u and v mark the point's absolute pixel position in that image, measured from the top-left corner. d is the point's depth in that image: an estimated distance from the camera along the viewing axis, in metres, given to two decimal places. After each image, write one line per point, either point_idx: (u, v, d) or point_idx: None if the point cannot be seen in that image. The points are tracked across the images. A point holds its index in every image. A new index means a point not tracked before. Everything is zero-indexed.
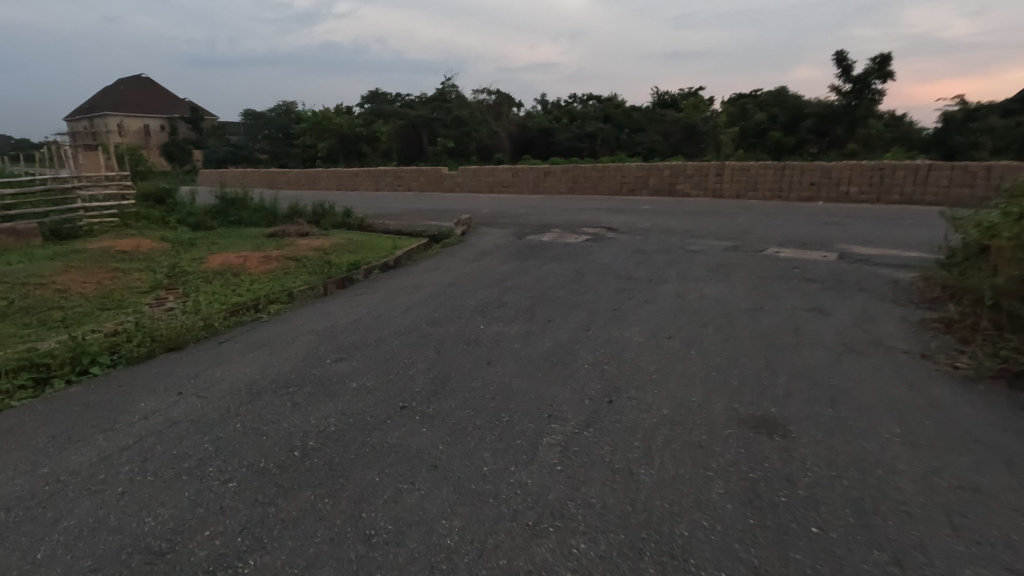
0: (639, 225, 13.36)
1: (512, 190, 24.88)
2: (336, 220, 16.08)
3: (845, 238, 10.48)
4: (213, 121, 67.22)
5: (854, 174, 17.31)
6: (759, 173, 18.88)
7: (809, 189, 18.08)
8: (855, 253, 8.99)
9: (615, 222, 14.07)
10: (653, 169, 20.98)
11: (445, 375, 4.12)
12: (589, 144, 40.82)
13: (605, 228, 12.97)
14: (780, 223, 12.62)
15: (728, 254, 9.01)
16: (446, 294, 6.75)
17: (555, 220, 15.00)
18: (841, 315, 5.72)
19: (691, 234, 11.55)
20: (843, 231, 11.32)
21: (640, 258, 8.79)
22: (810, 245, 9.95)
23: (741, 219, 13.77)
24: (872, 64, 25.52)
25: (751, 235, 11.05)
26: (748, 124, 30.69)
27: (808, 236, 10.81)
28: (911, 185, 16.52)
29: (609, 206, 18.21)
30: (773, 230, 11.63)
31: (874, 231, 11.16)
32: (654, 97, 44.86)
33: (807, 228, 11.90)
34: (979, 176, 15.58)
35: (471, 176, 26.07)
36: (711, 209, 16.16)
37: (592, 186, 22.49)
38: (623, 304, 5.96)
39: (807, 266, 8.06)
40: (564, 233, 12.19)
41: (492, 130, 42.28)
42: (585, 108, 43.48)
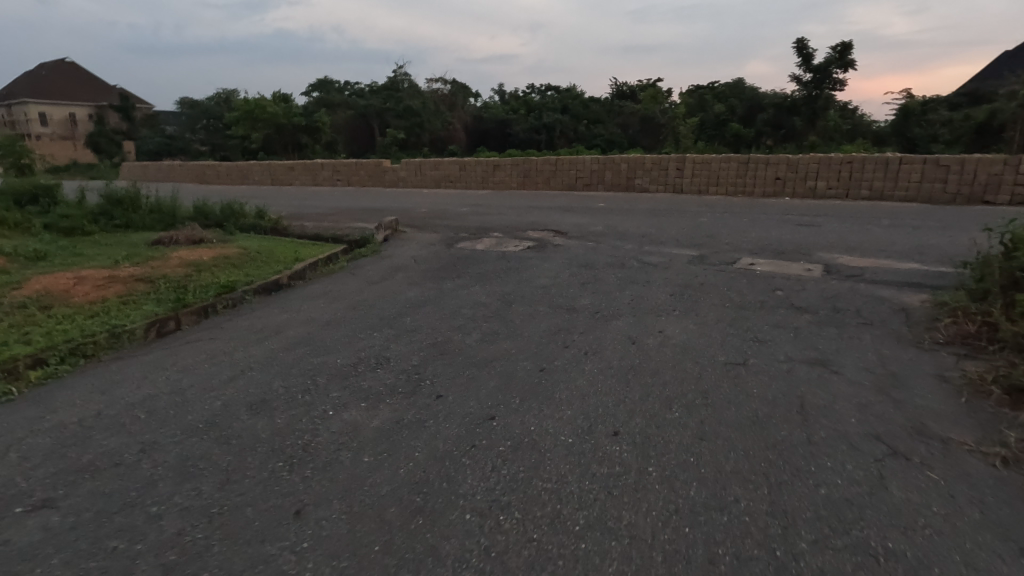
0: (591, 226, 11.71)
1: (459, 185, 22.90)
2: (245, 221, 13.83)
3: (822, 243, 9.07)
4: (147, 111, 62.44)
5: (821, 168, 16.12)
6: (721, 167, 17.52)
7: (773, 184, 16.83)
8: (840, 266, 7.52)
9: (563, 222, 12.42)
10: (610, 162, 19.41)
11: (200, 556, 2.24)
12: (547, 136, 39.26)
13: (553, 232, 11.26)
14: (747, 224, 11.21)
15: (693, 268, 7.38)
16: (312, 340, 4.84)
17: (500, 221, 13.25)
18: (853, 369, 4.10)
19: (648, 239, 9.94)
20: (818, 234, 9.93)
21: (585, 274, 7.09)
22: (785, 253, 8.46)
23: (704, 219, 12.35)
24: (833, 53, 24.48)
25: (717, 241, 9.51)
26: (706, 116, 29.64)
27: (782, 241, 9.34)
28: (880, 180, 15.42)
29: (562, 203, 16.55)
30: (741, 234, 10.13)
31: (852, 234, 9.84)
32: (613, 88, 43.62)
33: (777, 230, 10.49)
34: (952, 170, 14.54)
35: (414, 170, 23.99)
36: (671, 207, 14.67)
37: (544, 181, 20.78)
38: (551, 360, 4.18)
39: (790, 284, 6.50)
40: (503, 240, 10.42)
41: (445, 121, 40.13)
42: (542, 99, 41.81)
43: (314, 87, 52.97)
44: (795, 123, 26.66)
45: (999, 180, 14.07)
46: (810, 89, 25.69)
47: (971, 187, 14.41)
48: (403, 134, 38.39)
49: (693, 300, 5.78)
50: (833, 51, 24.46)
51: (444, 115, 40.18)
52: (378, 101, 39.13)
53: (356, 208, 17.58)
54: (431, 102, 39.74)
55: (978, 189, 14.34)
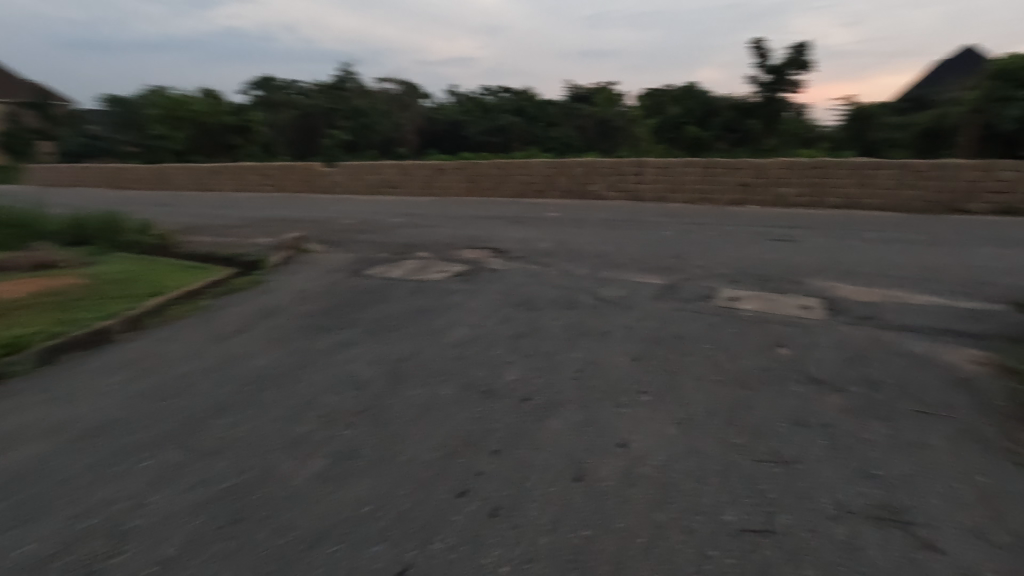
0: (538, 243, 9.90)
1: (399, 191, 20.78)
2: (123, 237, 11.37)
3: (810, 266, 7.51)
4: (67, 108, 57.22)
5: (788, 174, 14.86)
6: (683, 172, 16.07)
7: (738, 191, 15.48)
8: (844, 301, 5.88)
9: (505, 237, 10.59)
10: (563, 166, 17.73)
11: None
12: (502, 138, 37.60)
13: (492, 250, 9.39)
14: (716, 240, 9.64)
15: (661, 307, 5.61)
16: (28, 485, 2.80)
17: (435, 235, 11.31)
18: (948, 533, 2.38)
19: (603, 262, 8.16)
20: (800, 253, 8.39)
21: (518, 322, 5.22)
22: (771, 281, 6.82)
23: (666, 232, 10.77)
24: (792, 54, 23.58)
25: (684, 264, 7.86)
26: (663, 118, 28.54)
27: (763, 263, 7.74)
28: (851, 187, 14.25)
29: (509, 212, 14.77)
30: (713, 253, 8.47)
31: (840, 253, 8.35)
32: (569, 90, 42.45)
33: (752, 247, 8.93)
34: (927, 176, 13.47)
35: (350, 174, 21.76)
36: (631, 218, 13.07)
37: (492, 186, 18.93)
38: (428, 540, 2.31)
39: (791, 334, 4.78)
40: (430, 263, 8.50)
41: (395, 122, 37.84)
42: (497, 101, 40.20)
43: (255, 85, 49.71)
44: (753, 127, 25.79)
45: (976, 187, 13.08)
46: (769, 91, 24.78)
47: (946, 195, 13.38)
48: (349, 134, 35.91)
49: (668, 371, 3.98)
50: (792, 51, 23.57)
51: (394, 116, 37.84)
52: (323, 100, 36.44)
53: (275, 218, 15.33)
54: (380, 102, 37.38)
55: (954, 197, 13.32)
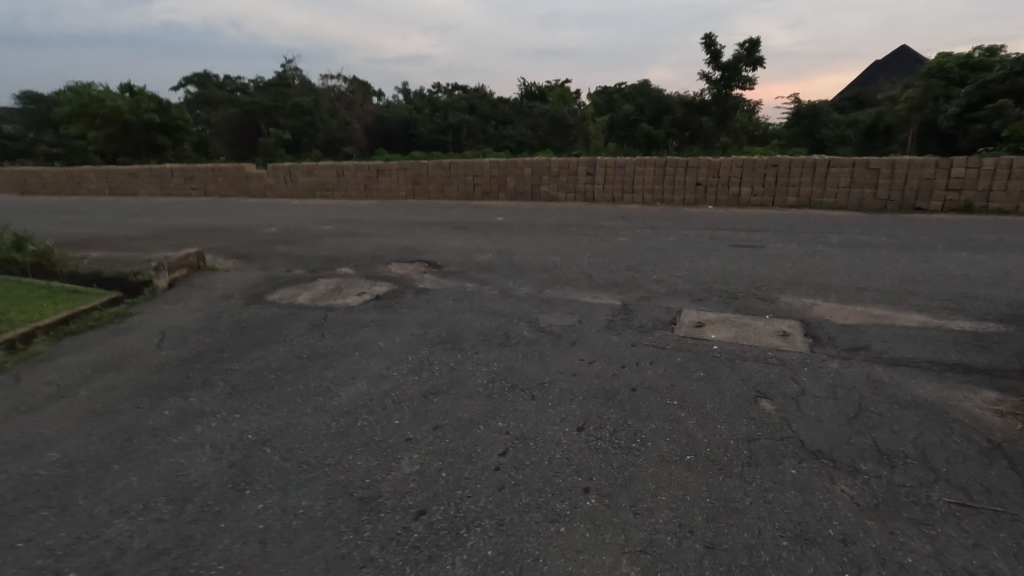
0: (479, 253, 8.80)
1: (338, 194, 19.26)
2: None
3: (778, 278, 6.69)
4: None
5: (744, 173, 14.28)
6: (636, 171, 15.30)
7: (694, 191, 14.80)
8: (825, 326, 5.01)
9: (443, 248, 9.44)
10: (512, 165, 16.68)
11: None
12: (454, 137, 36.38)
13: (425, 264, 8.23)
14: (674, 248, 8.78)
15: (614, 341, 4.58)
16: None
17: (365, 246, 10.06)
18: None
19: (548, 279, 7.11)
20: (765, 262, 7.59)
21: (434, 370, 4.09)
22: (737, 300, 5.93)
23: (620, 239, 9.87)
24: (741, 50, 23.32)
25: (639, 279, 6.90)
26: (616, 116, 28.00)
27: (726, 276, 6.87)
28: (808, 186, 13.77)
29: (454, 217, 13.64)
30: (671, 265, 7.55)
31: (807, 261, 7.60)
32: (522, 89, 41.77)
33: (712, 256, 8.09)
34: (883, 174, 13.10)
35: (284, 177, 20.11)
36: (584, 222, 12.14)
37: (437, 188, 17.70)
38: None
39: (773, 377, 3.83)
40: (350, 283, 7.29)
41: (342, 121, 36.02)
42: (449, 99, 38.99)
43: (190, 82, 46.60)
44: (706, 124, 25.51)
45: (931, 185, 12.78)
46: (720, 88, 24.48)
47: (902, 193, 13.04)
48: (292, 133, 33.82)
49: (621, 449, 2.94)
50: (742, 48, 23.31)
51: (340, 115, 35.99)
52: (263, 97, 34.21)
53: (190, 227, 13.67)
54: (326, 99, 35.45)
55: (910, 195, 12.99)
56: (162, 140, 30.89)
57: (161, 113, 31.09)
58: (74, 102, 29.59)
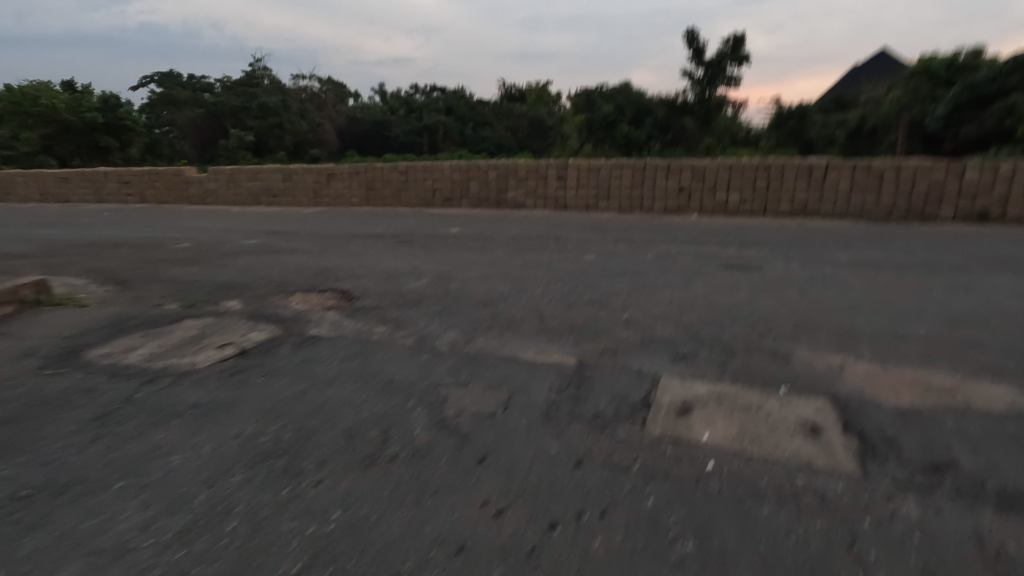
0: (409, 281, 7.04)
1: (285, 201, 17.33)
2: None
3: (786, 319, 5.02)
4: None
5: (733, 177, 12.71)
6: (613, 175, 13.66)
7: (677, 197, 13.20)
8: (871, 414, 3.32)
9: (369, 271, 7.67)
10: (475, 168, 14.93)
11: None
12: (430, 139, 34.55)
13: (335, 296, 6.44)
14: (652, 271, 7.09)
15: (550, 454, 2.86)
16: None
17: (278, 268, 8.23)
18: None
19: (483, 321, 5.37)
20: (764, 292, 5.94)
21: (224, 533, 2.34)
22: (735, 358, 4.22)
23: (587, 259, 8.18)
24: (725, 46, 21.92)
25: (602, 322, 5.17)
26: (594, 116, 26.49)
27: (717, 316, 5.17)
28: (804, 192, 12.25)
29: (403, 228, 11.88)
30: (646, 298, 5.84)
31: (817, 290, 5.96)
32: (501, 89, 40.31)
33: (697, 282, 6.42)
34: (887, 178, 11.64)
35: (226, 181, 18.13)
36: (552, 234, 10.45)
37: (393, 194, 15.89)
38: None
39: (813, 554, 2.15)
40: (224, 327, 5.47)
41: (311, 122, 33.98)
42: (424, 100, 37.12)
43: (154, 81, 44.17)
44: (689, 125, 24.05)
45: (941, 190, 11.35)
46: (704, 86, 23.00)
47: (908, 200, 11.59)
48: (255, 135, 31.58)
49: None
50: (726, 43, 21.91)
51: (310, 116, 33.95)
52: (234, 100, 32.49)
53: (94, 241, 11.71)
54: (293, 99, 33.38)
55: (917, 202, 11.54)
56: (106, 141, 28.55)
57: (107, 112, 28.77)
58: (8, 99, 27.09)
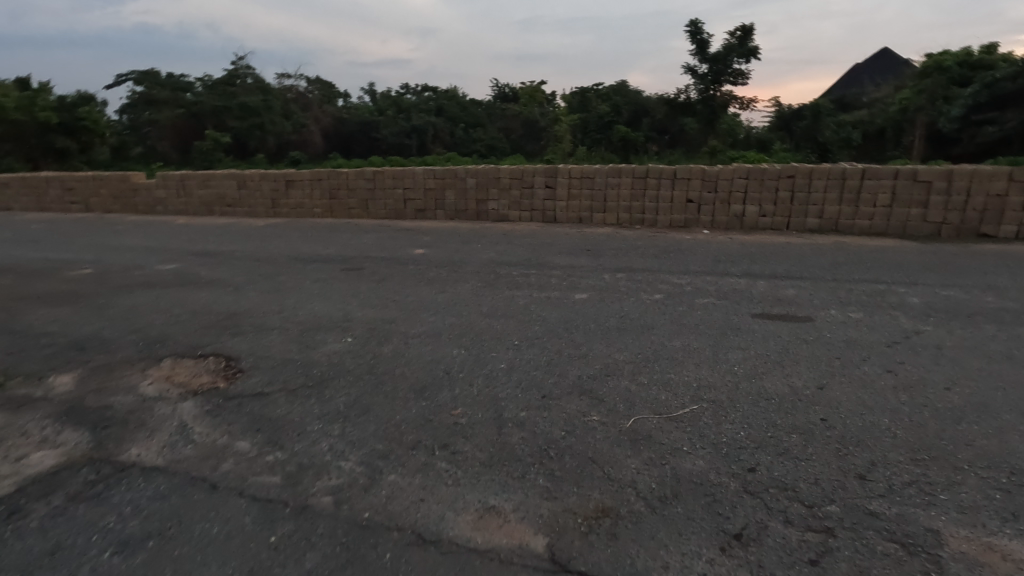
0: (328, 338, 5.11)
1: (239, 210, 15.35)
2: None
3: (889, 437, 3.13)
4: None
5: (750, 186, 10.86)
6: (610, 184, 11.77)
7: (683, 209, 11.31)
8: None
9: (283, 319, 5.74)
10: (452, 175, 13.00)
11: None
12: (419, 141, 32.55)
13: (214, 369, 4.50)
14: (663, 323, 5.18)
15: None
16: None
17: (172, 311, 6.28)
18: None
19: (409, 427, 3.44)
20: (831, 369, 4.05)
21: None
22: (832, 549, 2.34)
23: (578, 299, 6.27)
24: (732, 39, 20.03)
25: (594, 437, 3.26)
26: (590, 116, 24.63)
27: (776, 426, 3.27)
28: (834, 204, 10.40)
29: (360, 249, 9.94)
30: (658, 381, 3.92)
31: (908, 366, 4.10)
32: (495, 89, 38.39)
33: (729, 349, 4.52)
34: (935, 188, 9.84)
35: (176, 188, 16.13)
36: (540, 258, 8.54)
37: (359, 203, 13.96)
38: None
39: None
40: (13, 434, 3.54)
41: (295, 123, 32.01)
42: (414, 100, 35.12)
43: (134, 80, 42.02)
44: (691, 126, 22.15)
45: (1002, 203, 9.55)
46: (709, 83, 21.07)
47: (961, 215, 9.76)
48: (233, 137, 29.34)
49: None
50: (733, 36, 20.02)
51: (293, 116, 31.94)
52: (213, 99, 30.31)
53: None
54: (276, 99, 31.40)
55: (971, 217, 9.72)
56: (64, 142, 26.43)
57: (64, 112, 26.67)
58: None
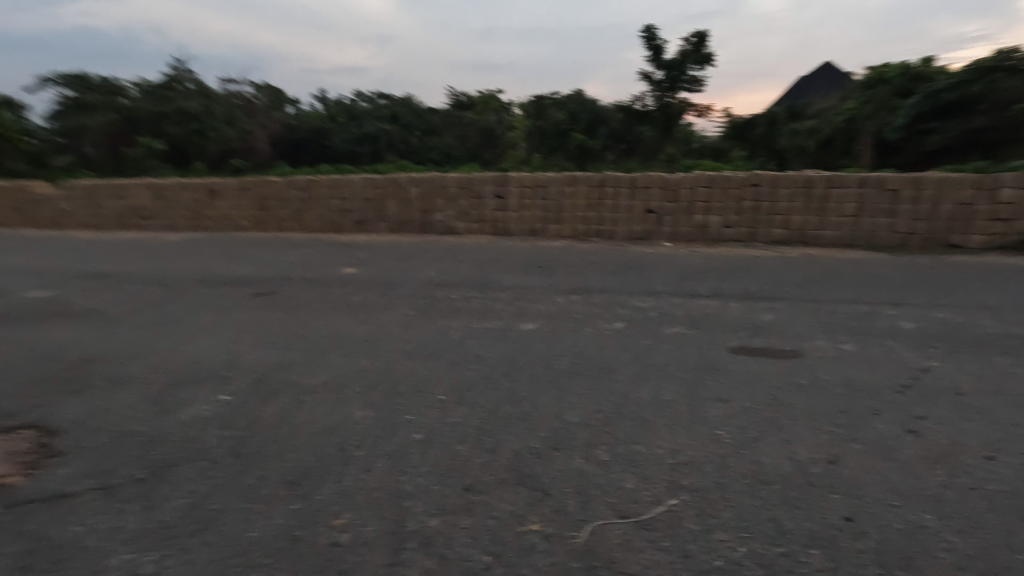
0: (196, 396, 3.90)
1: (157, 223, 13.73)
2: None
3: (943, 551, 2.24)
4: None
5: (713, 195, 10.17)
6: (566, 192, 10.87)
7: (644, 219, 10.51)
8: None
9: (149, 366, 4.49)
10: (394, 184, 11.86)
11: None
12: (371, 149, 31.12)
13: (19, 453, 3.25)
14: (625, 365, 4.22)
15: None
16: None
17: (11, 356, 4.93)
18: None
19: (263, 557, 2.34)
20: (838, 430, 3.16)
21: None
22: None
23: (524, 329, 5.26)
24: (688, 44, 19.63)
25: (532, 565, 2.24)
26: (545, 123, 23.87)
27: (787, 536, 2.33)
28: (800, 213, 9.80)
29: (284, 268, 8.66)
30: (622, 460, 2.93)
31: (930, 422, 3.26)
32: (451, 96, 37.37)
33: (706, 400, 3.58)
34: (902, 197, 9.35)
35: (86, 199, 14.37)
36: (493, 278, 7.47)
37: (291, 215, 12.63)
38: None
39: None
40: None
41: (240, 127, 27.97)
42: (366, 106, 33.67)
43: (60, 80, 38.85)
44: (649, 134, 21.71)
45: (970, 212, 9.12)
46: (665, 90, 20.64)
47: (930, 224, 9.29)
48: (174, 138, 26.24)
49: None
50: (688, 41, 19.61)
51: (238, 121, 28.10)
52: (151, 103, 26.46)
53: None
54: (220, 103, 27.67)
55: (941, 226, 9.25)
56: None
57: None
58: None
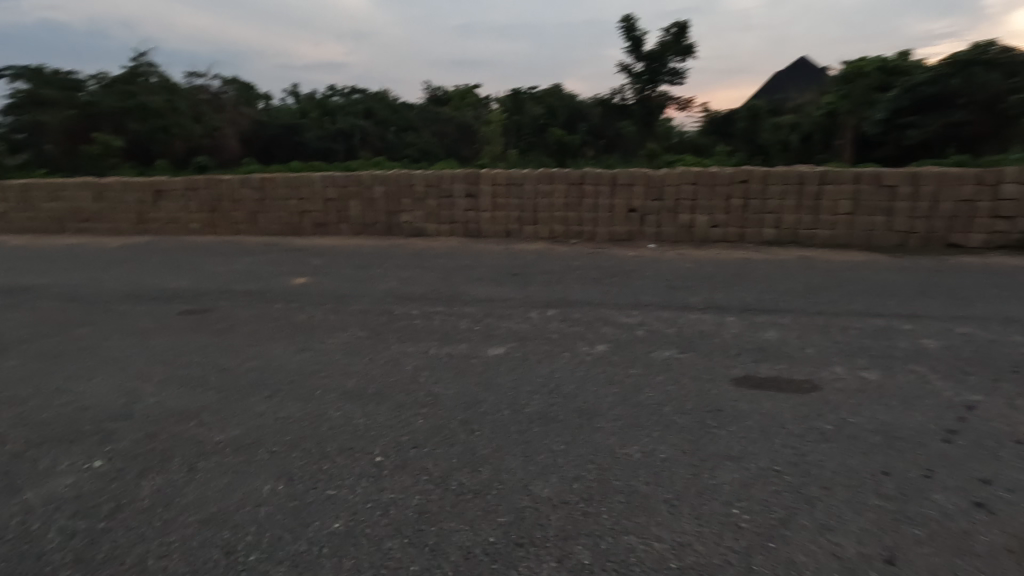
0: (59, 463, 3.02)
1: (99, 226, 12.57)
2: None
3: None
4: None
5: (700, 193, 9.48)
6: (543, 191, 10.08)
7: (625, 219, 9.78)
8: None
9: (18, 417, 3.59)
10: (356, 183, 10.95)
11: None
12: (344, 145, 29.94)
13: None
14: (607, 406, 3.47)
15: None
16: None
17: None
18: None
19: None
20: (885, 507, 2.45)
21: None
22: None
23: (490, 356, 4.47)
24: (668, 35, 19.00)
25: None
26: (523, 118, 23.02)
27: None
28: (792, 212, 9.17)
29: (229, 279, 7.71)
30: (609, 567, 2.16)
31: (997, 490, 2.56)
32: (428, 92, 36.33)
33: (709, 459, 2.84)
34: (899, 193, 8.77)
35: (20, 201, 13.11)
36: (463, 289, 6.64)
37: (245, 218, 11.63)
38: None
39: None
40: None
41: (207, 126, 26.74)
42: (339, 101, 32.47)
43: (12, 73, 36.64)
44: (629, 129, 21.06)
45: (970, 210, 8.57)
46: (645, 83, 20.00)
47: (928, 222, 8.72)
48: (134, 134, 24.04)
49: None
50: (669, 32, 18.99)
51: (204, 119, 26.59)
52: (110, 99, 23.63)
53: None
54: (184, 100, 25.84)
55: (940, 225, 8.69)
56: None
57: None
58: None
